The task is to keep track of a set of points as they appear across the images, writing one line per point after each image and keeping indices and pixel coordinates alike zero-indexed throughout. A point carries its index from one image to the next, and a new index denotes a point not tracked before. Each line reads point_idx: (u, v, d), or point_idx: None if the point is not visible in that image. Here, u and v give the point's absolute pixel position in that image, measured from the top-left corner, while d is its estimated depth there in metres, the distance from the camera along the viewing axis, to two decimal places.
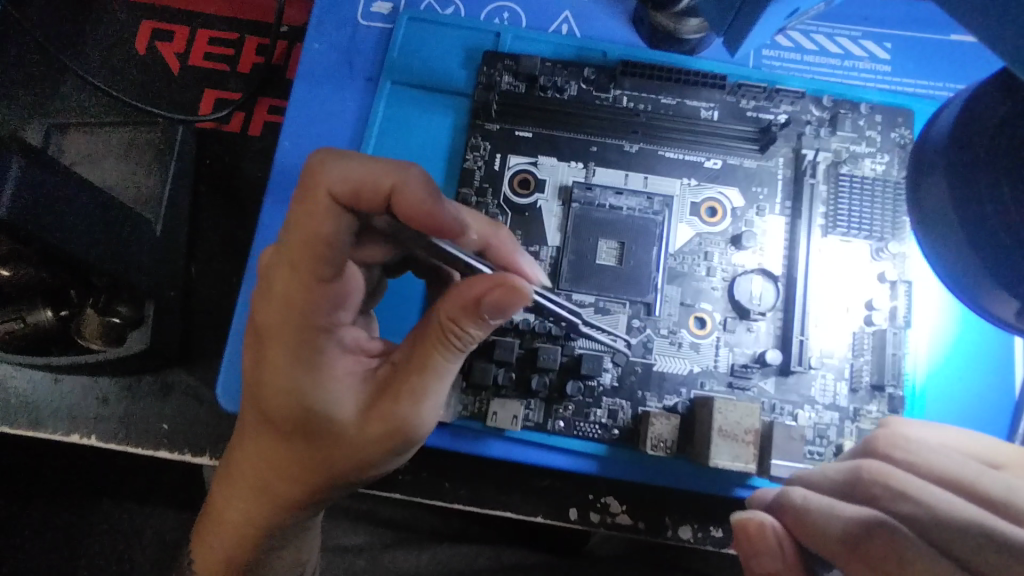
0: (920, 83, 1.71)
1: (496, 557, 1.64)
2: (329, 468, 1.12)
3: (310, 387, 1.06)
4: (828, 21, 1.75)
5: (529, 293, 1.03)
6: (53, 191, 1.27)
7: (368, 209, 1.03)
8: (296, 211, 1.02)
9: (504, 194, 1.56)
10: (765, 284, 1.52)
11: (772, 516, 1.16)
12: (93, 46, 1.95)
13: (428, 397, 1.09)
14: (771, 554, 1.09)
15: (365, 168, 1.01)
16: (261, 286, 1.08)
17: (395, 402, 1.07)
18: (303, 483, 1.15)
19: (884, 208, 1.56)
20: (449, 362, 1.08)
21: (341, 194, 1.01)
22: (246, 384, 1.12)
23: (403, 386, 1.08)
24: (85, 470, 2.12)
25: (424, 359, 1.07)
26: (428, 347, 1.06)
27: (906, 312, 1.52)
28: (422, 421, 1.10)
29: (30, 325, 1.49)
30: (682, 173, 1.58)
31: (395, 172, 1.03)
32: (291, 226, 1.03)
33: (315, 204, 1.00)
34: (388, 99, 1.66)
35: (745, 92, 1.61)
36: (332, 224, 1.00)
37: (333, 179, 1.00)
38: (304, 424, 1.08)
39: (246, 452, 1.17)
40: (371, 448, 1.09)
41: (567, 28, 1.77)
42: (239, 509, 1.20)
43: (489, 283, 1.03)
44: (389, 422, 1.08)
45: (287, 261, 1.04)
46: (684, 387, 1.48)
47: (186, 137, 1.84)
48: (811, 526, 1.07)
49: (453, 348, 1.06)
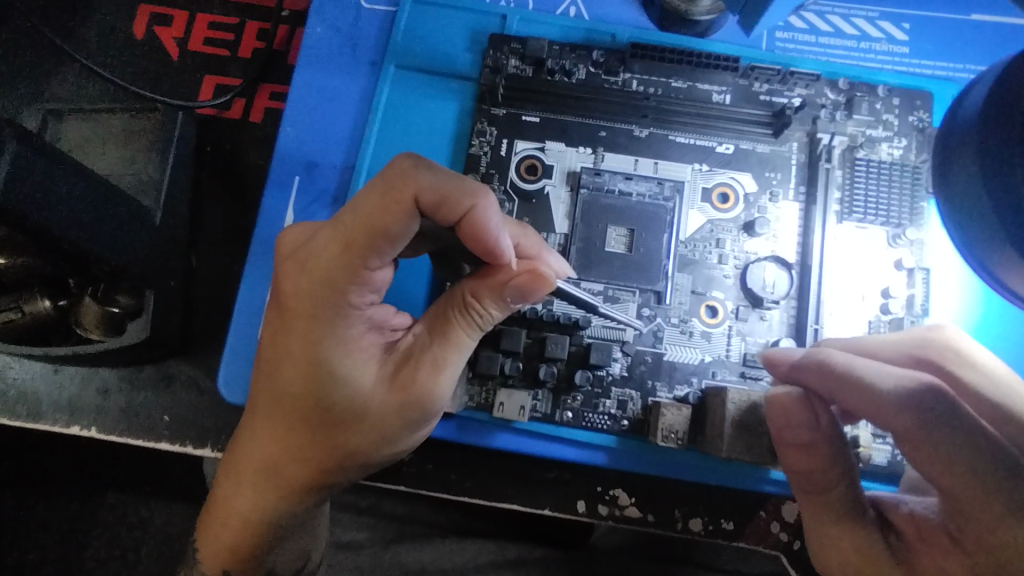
0: (938, 65, 1.66)
1: (500, 550, 1.69)
2: (347, 444, 1.12)
3: (337, 356, 1.07)
4: (844, 2, 1.71)
5: (552, 282, 1.07)
6: (48, 176, 1.24)
7: (438, 218, 1.03)
8: (373, 199, 0.97)
9: (511, 180, 1.52)
10: (778, 272, 1.48)
11: (811, 383, 1.22)
12: (91, 31, 1.91)
13: (448, 369, 1.12)
14: (803, 424, 1.20)
15: (451, 183, 1.01)
16: (302, 259, 1.04)
17: (416, 372, 1.10)
18: (316, 464, 1.14)
19: (902, 193, 1.52)
20: (468, 336, 1.12)
21: (424, 201, 0.99)
22: (266, 360, 1.12)
23: (425, 356, 1.11)
24: (86, 462, 2.10)
25: (445, 330, 1.11)
26: (452, 318, 1.11)
27: (924, 300, 1.48)
28: (440, 395, 1.12)
29: (28, 315, 1.47)
30: (693, 158, 1.54)
31: (472, 196, 1.03)
32: (358, 210, 0.99)
33: (398, 202, 0.96)
34: (392, 84, 1.62)
35: (758, 75, 1.56)
36: (404, 224, 0.98)
37: (423, 186, 0.97)
38: (326, 396, 1.09)
39: (257, 433, 1.16)
40: (391, 420, 1.11)
41: (574, 9, 1.72)
42: (245, 492, 1.18)
43: (520, 275, 1.07)
44: (409, 393, 1.10)
45: (339, 240, 1.01)
46: (695, 377, 1.45)
47: (186, 124, 1.81)
48: (845, 393, 1.13)
49: (474, 323, 1.10)
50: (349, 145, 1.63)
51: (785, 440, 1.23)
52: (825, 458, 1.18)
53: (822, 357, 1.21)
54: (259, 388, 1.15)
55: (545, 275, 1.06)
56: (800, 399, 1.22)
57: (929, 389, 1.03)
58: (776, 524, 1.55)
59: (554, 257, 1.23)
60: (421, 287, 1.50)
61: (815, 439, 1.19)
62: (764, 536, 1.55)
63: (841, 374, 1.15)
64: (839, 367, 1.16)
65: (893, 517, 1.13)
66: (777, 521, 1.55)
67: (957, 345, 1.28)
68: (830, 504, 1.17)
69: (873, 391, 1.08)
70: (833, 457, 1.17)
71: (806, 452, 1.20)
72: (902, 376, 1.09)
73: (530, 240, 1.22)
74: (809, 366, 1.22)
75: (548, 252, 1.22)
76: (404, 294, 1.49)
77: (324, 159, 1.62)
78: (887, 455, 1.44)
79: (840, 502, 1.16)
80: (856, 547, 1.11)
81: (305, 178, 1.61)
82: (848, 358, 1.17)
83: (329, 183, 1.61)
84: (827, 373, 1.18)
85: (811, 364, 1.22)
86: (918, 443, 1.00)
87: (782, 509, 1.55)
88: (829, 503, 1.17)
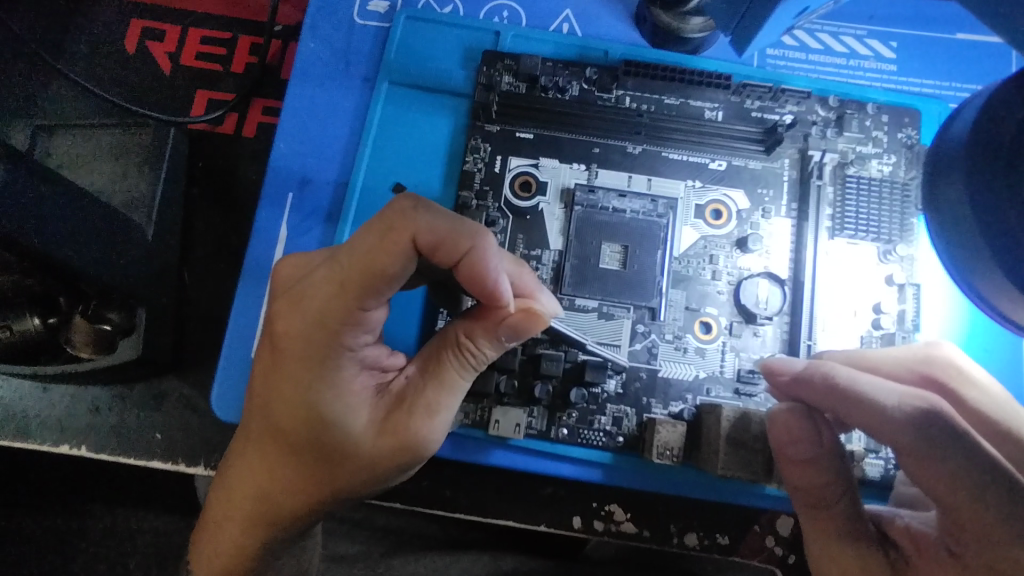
0: (925, 83, 1.69)
1: (493, 562, 1.62)
2: (338, 483, 1.12)
3: (328, 400, 1.07)
4: (833, 20, 1.73)
5: (547, 320, 1.06)
6: (40, 196, 1.23)
7: (437, 260, 1.02)
8: (371, 240, 0.97)
9: (505, 197, 1.53)
10: (771, 288, 1.49)
11: (813, 398, 1.22)
12: (81, 46, 1.90)
13: (441, 412, 1.11)
14: (807, 441, 1.20)
15: (449, 226, 1.00)
16: (296, 298, 1.04)
17: (408, 416, 1.10)
18: (307, 500, 1.14)
19: (892, 210, 1.54)
20: (462, 378, 1.11)
21: (423, 243, 0.98)
22: (259, 397, 1.12)
23: (418, 400, 1.11)
24: (74, 477, 2.08)
25: (439, 372, 1.11)
26: (444, 360, 1.11)
27: (915, 315, 1.50)
28: (432, 438, 1.12)
29: (16, 334, 1.44)
30: (686, 175, 1.55)
31: (472, 238, 1.02)
32: (355, 251, 0.99)
33: (395, 242, 0.96)
34: (385, 100, 1.62)
35: (750, 92, 1.58)
36: (400, 265, 0.98)
37: (421, 228, 0.97)
38: (318, 438, 1.08)
39: (247, 466, 1.15)
40: (383, 463, 1.10)
41: (567, 26, 1.73)
42: (236, 524, 1.17)
43: (515, 311, 1.07)
44: (401, 436, 1.09)
45: (335, 281, 1.01)
46: (690, 393, 1.45)
47: (178, 139, 1.81)
48: (851, 410, 1.15)
49: (468, 364, 1.10)
50: (343, 162, 1.62)
51: (787, 455, 1.22)
52: (829, 472, 1.18)
53: (826, 371, 1.21)
54: (251, 421, 1.14)
55: (539, 313, 1.05)
56: (804, 414, 1.22)
57: (934, 409, 1.07)
58: (771, 539, 1.56)
59: (548, 296, 1.18)
60: (415, 306, 1.50)
61: (816, 455, 1.19)
62: (758, 550, 1.55)
63: (845, 390, 1.16)
64: (842, 382, 1.17)
65: (889, 530, 1.16)
66: (771, 536, 1.56)
67: (957, 363, 1.32)
68: (835, 518, 1.17)
69: (880, 412, 1.11)
70: (835, 470, 1.18)
71: (807, 466, 1.20)
72: (905, 392, 1.12)
73: (525, 277, 1.16)
74: (812, 380, 1.22)
75: (541, 289, 1.18)
76: (398, 313, 1.50)
77: (318, 175, 1.61)
78: (882, 468, 1.44)
79: (843, 517, 1.16)
80: (858, 561, 1.13)
81: (299, 195, 1.60)
82: (850, 374, 1.18)
83: (323, 200, 1.60)
84: (831, 388, 1.18)
85: (814, 378, 1.21)
86: (920, 460, 1.04)
87: (776, 523, 1.56)
88: (831, 518, 1.17)
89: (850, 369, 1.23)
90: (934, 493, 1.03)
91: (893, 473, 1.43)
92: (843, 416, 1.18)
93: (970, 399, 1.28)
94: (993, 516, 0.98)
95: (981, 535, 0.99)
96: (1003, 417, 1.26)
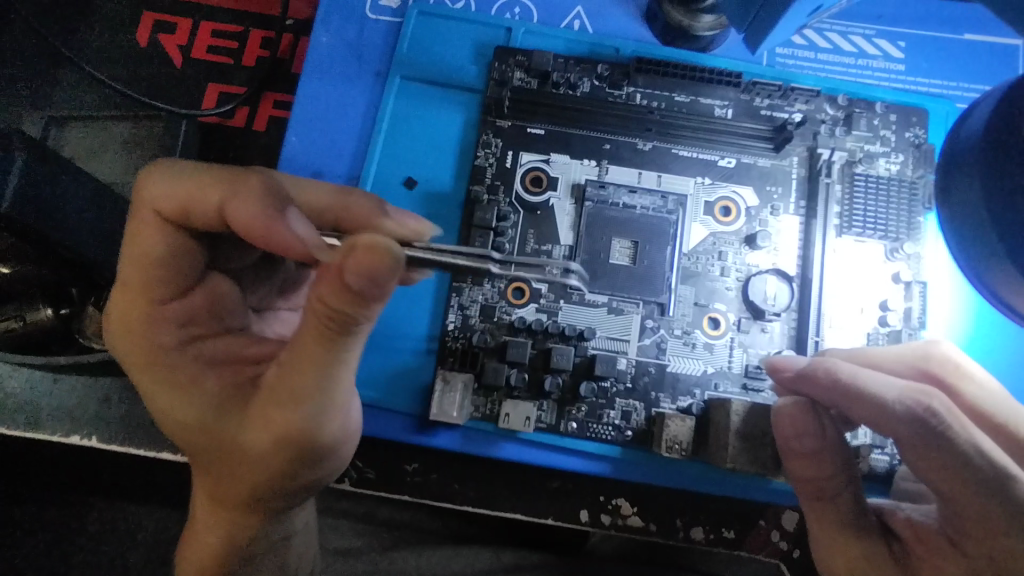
0: (934, 82, 1.70)
1: (497, 558, 1.62)
2: (262, 481, 1.04)
3: (306, 438, 1.06)
4: (843, 19, 1.74)
5: (394, 244, 0.81)
6: (56, 185, 1.25)
7: (310, 229, 1.05)
8: (208, 220, 1.10)
9: (516, 191, 1.54)
10: (779, 285, 1.51)
11: (816, 390, 1.23)
12: (93, 38, 1.91)
13: (300, 393, 0.96)
14: (812, 435, 1.20)
15: (220, 194, 1.08)
16: (112, 315, 1.11)
17: (272, 403, 0.98)
18: (244, 498, 1.08)
19: (899, 208, 1.55)
20: (327, 347, 0.92)
21: (196, 206, 1.08)
22: (238, 429, 1.11)
23: (276, 384, 0.98)
24: (80, 470, 2.09)
25: (305, 348, 0.93)
26: (309, 331, 0.91)
27: (921, 313, 1.51)
28: (297, 420, 0.98)
29: (28, 325, 1.46)
30: (695, 172, 1.56)
31: (241, 190, 1.08)
32: (214, 229, 1.11)
33: (181, 212, 1.08)
34: (397, 94, 1.63)
35: (760, 90, 1.59)
36: (286, 229, 1.04)
37: (201, 187, 1.08)
38: (213, 434, 1.02)
39: (196, 469, 1.13)
40: (275, 448, 0.99)
41: (579, 23, 1.74)
42: (198, 526, 1.16)
43: (322, 250, 0.98)
44: (270, 425, 0.99)
45: (122, 274, 1.11)
46: (698, 388, 1.47)
47: (189, 131, 1.82)
48: (852, 405, 1.15)
49: (333, 328, 0.89)
50: (354, 156, 1.63)
51: (791, 448, 1.23)
52: (831, 466, 1.19)
53: (829, 367, 1.21)
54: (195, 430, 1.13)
55: (373, 244, 0.80)
56: (809, 408, 1.22)
57: (934, 403, 1.07)
58: (776, 534, 1.57)
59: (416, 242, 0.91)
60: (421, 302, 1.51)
61: (821, 449, 1.20)
62: (764, 544, 1.56)
63: (847, 385, 1.16)
64: (845, 378, 1.17)
65: (890, 523, 1.18)
66: (776, 530, 1.57)
67: (955, 361, 1.32)
68: (837, 510, 1.18)
69: (881, 406, 1.11)
70: (838, 465, 1.19)
71: (810, 460, 1.20)
72: (906, 386, 1.11)
73: (400, 210, 0.92)
74: (815, 376, 1.22)
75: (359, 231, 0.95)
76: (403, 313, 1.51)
77: (329, 169, 1.62)
78: (886, 463, 1.45)
79: (846, 510, 1.18)
80: (862, 554, 1.14)
81: None
82: (852, 369, 1.18)
83: None
84: (834, 383, 1.18)
85: (817, 374, 1.22)
86: (922, 452, 1.06)
87: (781, 518, 1.57)
88: (835, 509, 1.18)
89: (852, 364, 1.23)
90: (932, 484, 1.05)
91: (897, 468, 1.44)
92: (847, 412, 1.18)
93: (968, 394, 1.27)
94: (989, 505, 1.00)
95: (981, 523, 1.01)
96: (1002, 412, 1.25)
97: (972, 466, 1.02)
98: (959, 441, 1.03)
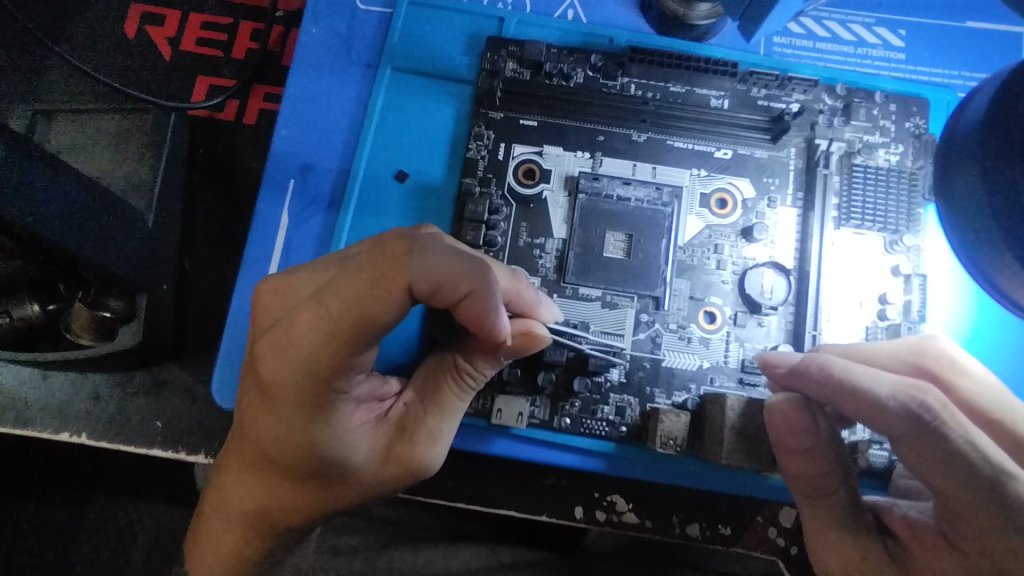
0: (934, 71, 1.67)
1: (491, 554, 1.61)
2: (338, 500, 1.16)
3: (324, 440, 1.08)
4: (841, 7, 1.71)
5: (544, 339, 1.13)
6: (41, 181, 1.22)
7: (435, 302, 1.01)
8: (362, 286, 0.95)
9: (509, 184, 1.51)
10: (776, 278, 1.48)
11: (807, 385, 1.20)
12: (81, 30, 1.88)
13: (442, 436, 1.18)
14: (806, 431, 1.18)
15: (447, 269, 0.98)
16: (282, 342, 1.01)
17: (412, 445, 1.15)
18: (303, 511, 1.17)
19: (899, 199, 1.52)
20: (460, 401, 1.18)
21: (418, 290, 0.97)
22: (250, 429, 1.11)
23: (420, 428, 1.16)
24: (73, 466, 2.07)
25: (438, 399, 1.17)
26: (444, 386, 1.17)
27: (921, 307, 1.48)
28: (434, 462, 1.18)
29: (16, 320, 1.43)
30: (691, 163, 1.54)
31: (471, 280, 1.00)
32: (341, 293, 0.96)
33: (389, 291, 0.95)
34: (388, 86, 1.60)
35: (757, 80, 1.56)
36: (395, 311, 0.96)
37: (415, 275, 0.95)
38: (319, 468, 1.11)
39: (242, 479, 1.18)
40: (388, 485, 1.16)
41: (572, 13, 1.72)
42: (234, 531, 1.22)
43: (515, 337, 1.12)
44: (405, 463, 1.15)
45: (322, 327, 0.98)
46: (693, 383, 1.44)
47: (178, 125, 1.80)
48: (844, 400, 1.13)
49: (467, 386, 1.17)
50: (344, 149, 1.61)
51: (783, 445, 1.20)
52: (824, 463, 1.17)
53: (823, 363, 1.18)
54: (244, 449, 1.15)
55: (538, 338, 1.11)
56: (800, 404, 1.19)
57: (927, 400, 1.05)
58: (774, 530, 1.55)
59: (546, 304, 1.28)
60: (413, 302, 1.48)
61: (815, 445, 1.17)
62: (761, 541, 1.54)
63: (841, 379, 1.13)
64: (838, 373, 1.14)
65: (888, 521, 1.15)
66: (774, 527, 1.55)
67: (951, 354, 1.29)
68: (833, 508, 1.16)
69: (875, 403, 1.08)
70: (833, 461, 1.17)
71: (806, 457, 1.18)
72: (899, 380, 1.09)
73: (526, 291, 1.24)
74: (808, 372, 1.19)
75: (541, 300, 1.27)
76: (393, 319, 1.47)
77: (320, 162, 1.60)
78: (886, 459, 1.41)
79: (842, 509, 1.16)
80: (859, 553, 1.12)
81: (301, 182, 1.59)
82: (845, 365, 1.15)
83: (323, 186, 1.59)
84: (826, 379, 1.16)
85: (810, 370, 1.19)
86: (917, 449, 1.04)
87: (779, 514, 1.55)
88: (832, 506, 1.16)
89: (844, 359, 1.20)
90: (928, 480, 1.04)
91: (896, 465, 1.41)
92: (840, 408, 1.15)
93: (962, 388, 1.25)
94: (988, 503, 0.99)
95: (977, 522, 1.00)
96: (998, 407, 1.22)
97: (962, 462, 1.00)
98: (950, 437, 1.01)
